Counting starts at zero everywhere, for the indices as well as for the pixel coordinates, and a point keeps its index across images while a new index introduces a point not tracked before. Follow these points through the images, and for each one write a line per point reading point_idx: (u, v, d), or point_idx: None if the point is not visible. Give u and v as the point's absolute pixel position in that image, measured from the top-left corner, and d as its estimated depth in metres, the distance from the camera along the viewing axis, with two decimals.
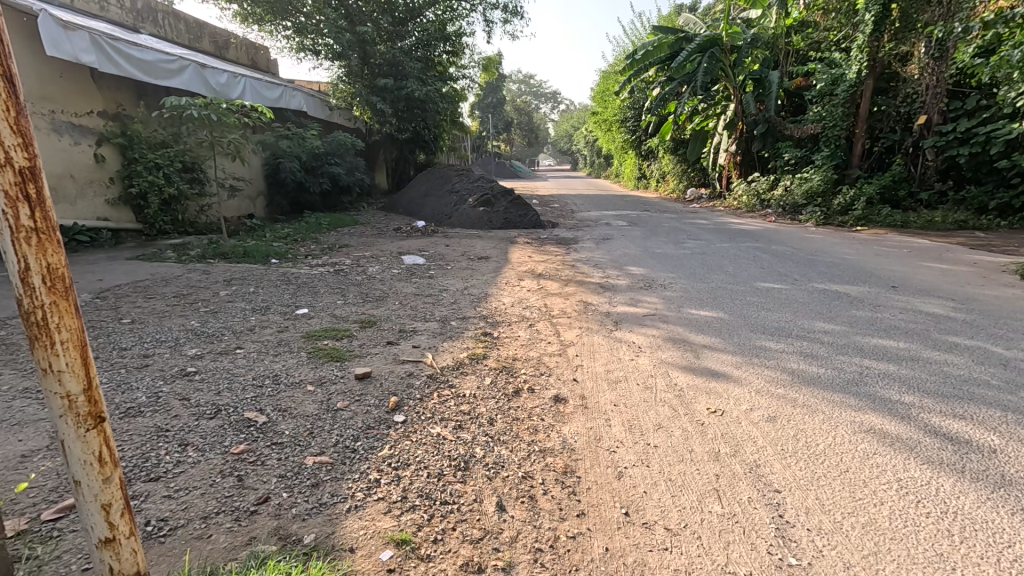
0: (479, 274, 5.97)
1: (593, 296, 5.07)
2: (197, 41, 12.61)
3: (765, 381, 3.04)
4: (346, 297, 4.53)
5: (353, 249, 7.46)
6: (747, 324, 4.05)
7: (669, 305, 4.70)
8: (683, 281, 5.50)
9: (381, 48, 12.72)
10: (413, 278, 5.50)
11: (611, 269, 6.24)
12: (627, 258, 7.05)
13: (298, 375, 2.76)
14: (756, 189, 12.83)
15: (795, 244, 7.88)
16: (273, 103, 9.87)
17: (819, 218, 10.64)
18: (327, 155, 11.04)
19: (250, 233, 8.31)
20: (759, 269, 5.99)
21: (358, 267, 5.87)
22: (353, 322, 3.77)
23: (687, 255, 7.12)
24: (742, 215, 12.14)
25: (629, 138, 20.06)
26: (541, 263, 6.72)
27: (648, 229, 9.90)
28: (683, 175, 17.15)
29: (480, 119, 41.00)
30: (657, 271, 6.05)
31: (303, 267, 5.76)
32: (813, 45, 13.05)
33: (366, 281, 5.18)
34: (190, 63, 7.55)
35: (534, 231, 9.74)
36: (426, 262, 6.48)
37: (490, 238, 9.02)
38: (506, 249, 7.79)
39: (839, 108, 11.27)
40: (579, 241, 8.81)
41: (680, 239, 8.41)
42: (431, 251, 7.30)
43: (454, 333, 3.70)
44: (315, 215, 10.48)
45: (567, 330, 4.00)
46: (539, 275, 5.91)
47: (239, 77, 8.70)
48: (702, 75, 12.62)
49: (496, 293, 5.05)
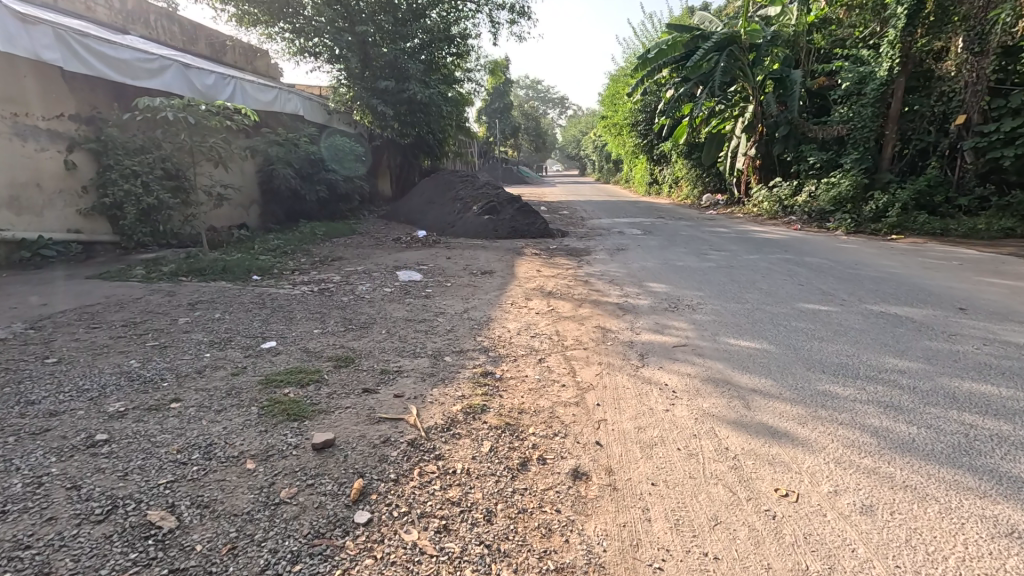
0: (481, 292, 5.34)
1: (610, 320, 4.42)
2: (192, 44, 12.15)
3: (845, 448, 2.35)
4: (326, 324, 3.91)
5: (345, 263, 6.85)
6: (802, 360, 3.37)
7: (701, 332, 4.03)
8: (714, 302, 4.83)
9: (382, 49, 12.21)
10: (408, 298, 4.88)
11: (629, 286, 5.58)
12: (645, 272, 6.39)
13: (237, 445, 2.12)
14: (778, 194, 12.11)
15: (830, 256, 7.15)
16: (266, 107, 9.36)
17: (849, 225, 9.92)
18: (325, 162, 10.49)
19: (238, 245, 7.75)
20: (798, 286, 5.29)
21: (347, 285, 5.26)
22: (328, 359, 3.15)
23: (713, 268, 6.44)
24: (764, 223, 11.43)
25: (640, 142, 19.41)
26: (551, 278, 6.09)
27: (665, 238, 9.23)
28: (698, 180, 16.45)
29: (487, 124, 40.55)
30: (682, 288, 5.38)
31: (286, 286, 5.16)
32: (837, 43, 12.37)
33: (354, 303, 4.57)
34: (171, 63, 7.04)
35: (543, 242, 9.10)
36: (424, 278, 5.86)
37: (495, 249, 8.39)
38: (512, 262, 7.16)
39: (868, 108, 10.56)
40: (591, 252, 8.15)
41: (702, 249, 7.72)
42: (431, 265, 6.68)
43: (447, 373, 3.06)
44: (311, 224, 9.92)
45: (584, 368, 3.34)
46: (548, 294, 5.28)
47: (227, 78, 8.20)
48: (719, 74, 11.95)
49: (501, 317, 4.42)
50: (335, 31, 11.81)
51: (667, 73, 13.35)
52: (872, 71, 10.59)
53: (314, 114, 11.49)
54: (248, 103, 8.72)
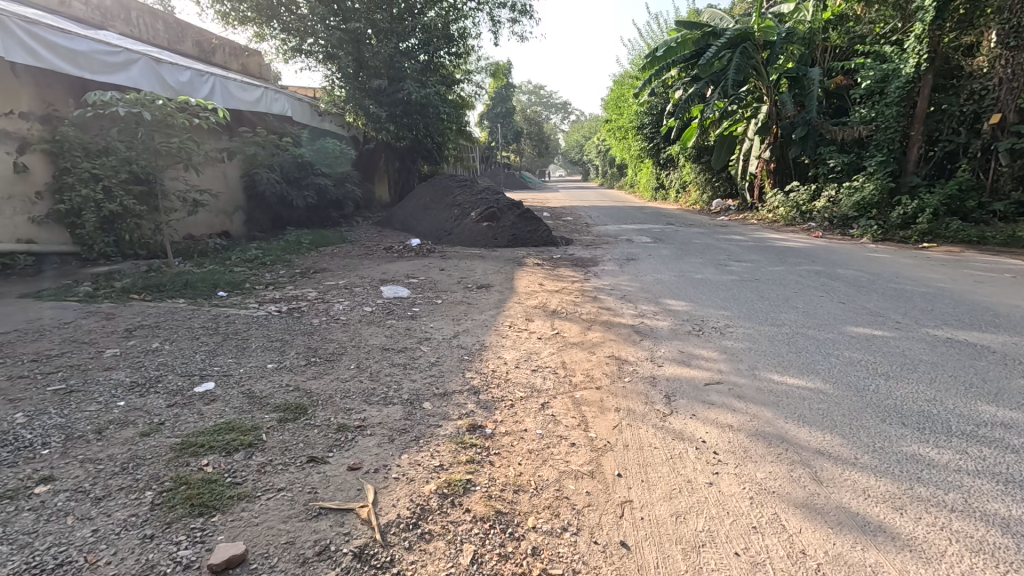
0: (475, 311, 4.69)
1: (625, 347, 3.75)
2: (178, 43, 11.60)
3: (971, 556, 1.67)
4: (286, 356, 3.26)
5: (327, 276, 6.20)
6: (870, 407, 2.69)
7: (735, 365, 3.35)
8: (744, 324, 4.15)
9: (376, 47, 11.62)
10: (390, 320, 4.23)
11: (644, 304, 4.92)
12: (660, 286, 5.72)
13: (100, 568, 1.44)
14: (795, 199, 11.41)
15: (863, 267, 6.47)
16: (249, 107, 8.76)
17: (876, 232, 9.21)
18: (314, 165, 9.88)
19: (213, 255, 7.13)
20: (838, 305, 4.60)
21: (322, 304, 4.60)
22: (274, 408, 2.48)
23: (735, 282, 5.76)
24: (782, 229, 10.75)
25: (646, 146, 18.75)
26: (556, 294, 5.43)
27: (678, 246, 8.56)
28: (707, 185, 15.77)
29: (489, 129, 40.02)
30: (705, 307, 4.70)
31: (252, 305, 4.50)
32: (856, 40, 11.72)
33: (326, 327, 3.91)
34: (138, 57, 6.45)
35: (547, 251, 8.44)
36: (412, 294, 5.21)
37: (494, 258, 7.74)
38: (512, 274, 6.50)
39: (892, 107, 9.88)
40: (599, 262, 7.48)
41: (721, 260, 7.05)
42: (421, 278, 6.03)
43: (422, 430, 2.39)
44: (298, 232, 9.30)
45: (598, 418, 2.66)
46: (553, 313, 4.62)
47: (205, 75, 7.62)
48: (733, 73, 11.28)
49: (496, 343, 3.75)
50: (327, 29, 11.24)
51: (676, 72, 12.71)
52: (896, 68, 9.93)
53: (304, 116, 10.92)
54: (229, 103, 8.14)
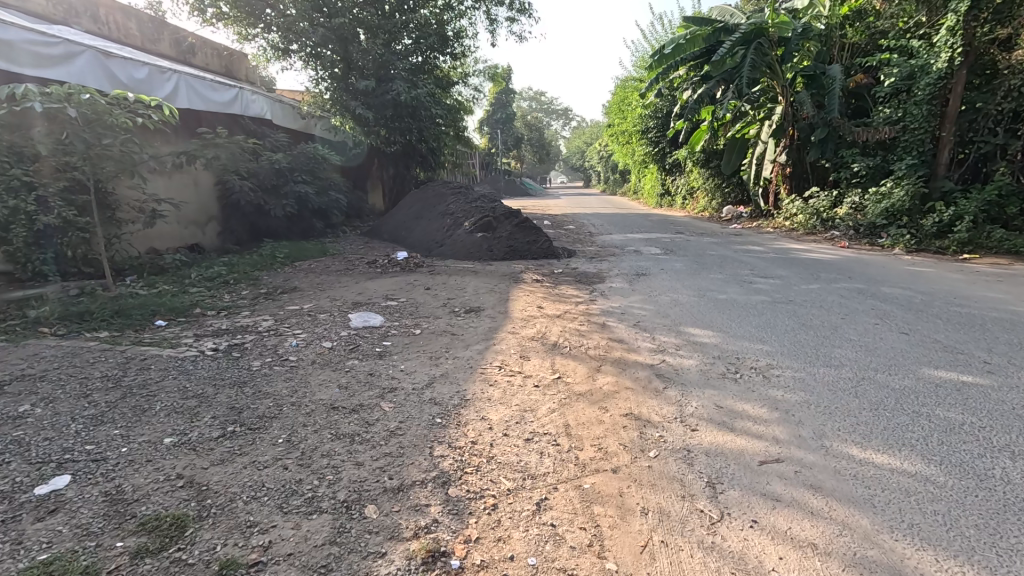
0: (458, 345, 3.88)
1: (646, 401, 2.92)
2: (154, 43, 10.92)
3: None
4: (195, 422, 2.43)
5: (294, 298, 5.41)
6: (1013, 513, 1.85)
7: (796, 431, 2.51)
8: (792, 367, 3.32)
9: (365, 45, 10.93)
10: (351, 360, 3.44)
11: (662, 335, 4.11)
12: (678, 309, 4.90)
13: None
14: (816, 206, 10.54)
15: (909, 284, 5.64)
16: (221, 108, 8.02)
17: (909, 242, 8.36)
18: (294, 172, 9.12)
19: (171, 273, 6.34)
20: (902, 338, 3.76)
21: (273, 338, 3.80)
22: (135, 529, 1.67)
23: (766, 304, 4.95)
24: (802, 238, 9.91)
25: (651, 151, 18.01)
26: (557, 319, 4.63)
27: (692, 259, 7.76)
28: (717, 191, 14.94)
29: (489, 135, 39.36)
30: (738, 340, 3.87)
31: (187, 340, 3.71)
32: (877, 36, 10.91)
33: (266, 373, 3.09)
34: (82, 50, 5.70)
35: (547, 265, 7.63)
36: (386, 321, 4.42)
37: (489, 274, 6.95)
38: (507, 294, 5.70)
39: (922, 107, 9.06)
40: (605, 278, 6.69)
41: (743, 275, 6.25)
42: (402, 300, 5.24)
43: (354, 568, 1.58)
44: (275, 244, 8.51)
45: (617, 532, 1.83)
46: (553, 347, 3.82)
47: (167, 72, 6.88)
48: (748, 70, 10.46)
49: (479, 396, 2.93)
50: (310, 26, 10.57)
51: (685, 71, 11.96)
52: (925, 63, 9.08)
53: (286, 119, 10.17)
54: (196, 104, 7.40)
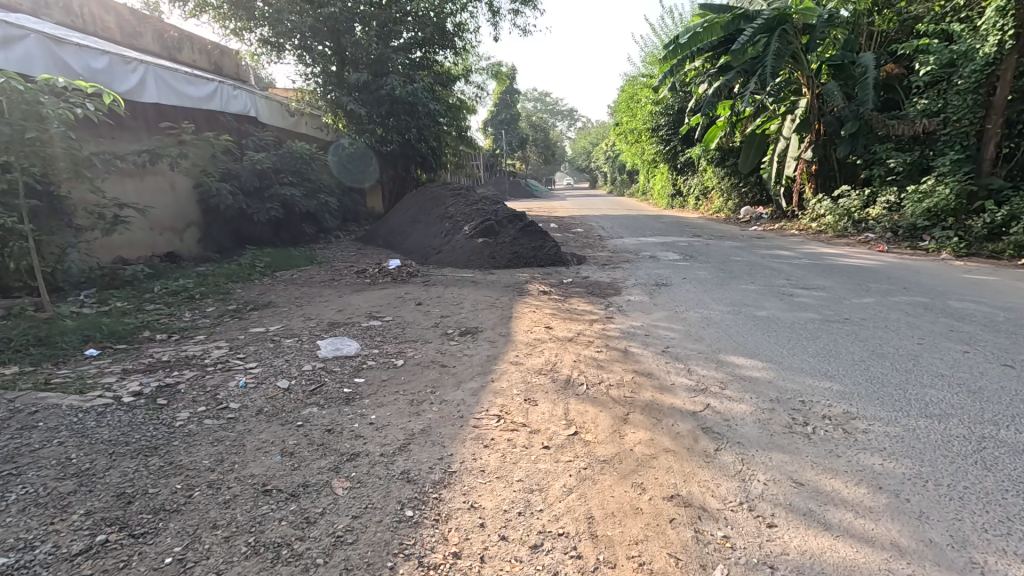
0: (447, 381, 3.13)
1: (696, 475, 2.14)
2: (134, 38, 10.28)
3: None
4: (55, 524, 1.69)
5: (263, 317, 4.69)
6: None
7: (925, 535, 1.74)
8: (880, 420, 2.53)
9: (359, 37, 10.25)
10: (308, 408, 2.70)
11: (700, 367, 3.33)
12: (712, 331, 4.11)
13: None
14: (846, 206, 9.68)
15: (979, 296, 4.81)
16: (196, 104, 7.34)
17: (957, 245, 7.49)
18: (280, 174, 8.42)
19: (131, 287, 5.64)
20: (1010, 374, 2.95)
21: (219, 374, 3.08)
22: None
23: (817, 323, 4.16)
24: (833, 241, 9.06)
25: (662, 149, 17.19)
26: (570, 344, 3.87)
27: (715, 266, 6.98)
28: (733, 191, 14.10)
29: (493, 136, 38.78)
30: (796, 376, 3.08)
31: (109, 378, 2.99)
32: (909, 22, 9.99)
33: (189, 434, 2.34)
34: (26, 35, 5.04)
35: (554, 274, 6.87)
36: (363, 348, 3.69)
37: (489, 285, 6.20)
38: (510, 310, 4.95)
39: (966, 96, 8.18)
40: (621, 289, 5.93)
41: (780, 285, 5.47)
42: (386, 319, 4.51)
43: None
44: (257, 252, 7.80)
45: None
46: (565, 385, 3.07)
47: (131, 61, 6.23)
48: (772, 59, 9.56)
49: (467, 467, 2.17)
50: (299, 17, 9.88)
51: (701, 62, 11.12)
52: (968, 48, 8.10)
53: (273, 117, 9.45)
54: (167, 99, 6.73)
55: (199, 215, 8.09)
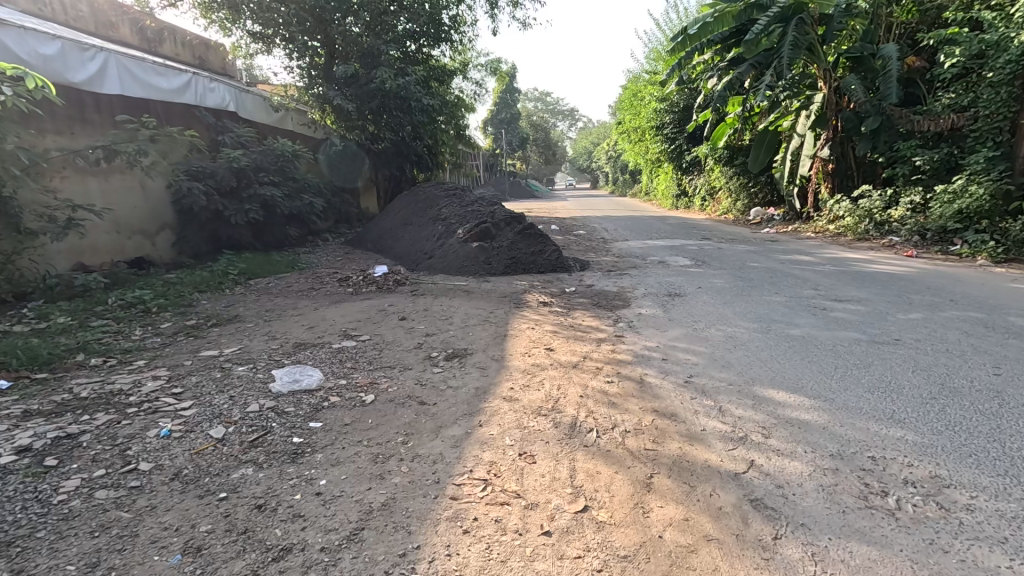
0: (423, 427, 2.52)
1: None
2: (111, 29, 9.69)
3: None
4: None
5: (222, 335, 4.10)
6: None
7: None
8: (984, 491, 1.93)
9: (348, 28, 9.66)
10: (240, 470, 2.10)
11: (735, 407, 2.72)
12: (741, 354, 3.51)
13: None
14: (867, 207, 9.06)
15: None
16: (167, 96, 6.77)
17: (994, 249, 6.87)
18: (260, 173, 7.82)
19: (82, 299, 5.06)
20: None
21: (139, 418, 2.48)
22: None
23: (865, 344, 3.55)
24: (854, 245, 8.45)
25: (667, 147, 16.58)
26: (574, 371, 3.27)
27: (732, 273, 6.38)
28: (742, 192, 13.47)
29: (494, 136, 38.27)
30: (858, 422, 2.48)
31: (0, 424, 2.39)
32: (933, 12, 9.31)
33: (64, 518, 1.75)
34: None
35: (556, 282, 6.27)
36: (328, 378, 3.09)
37: (483, 295, 5.60)
38: (505, 326, 4.35)
39: (999, 89, 7.57)
40: (630, 300, 5.33)
41: (810, 298, 4.86)
42: (362, 339, 3.91)
43: None
44: (234, 258, 7.19)
45: None
46: (569, 433, 2.47)
47: (89, 48, 5.66)
48: (789, 50, 8.91)
49: (438, 573, 1.57)
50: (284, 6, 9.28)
51: (711, 55, 10.52)
52: (1001, 38, 7.46)
53: (256, 113, 8.86)
54: (131, 90, 6.17)
55: (172, 218, 7.49)
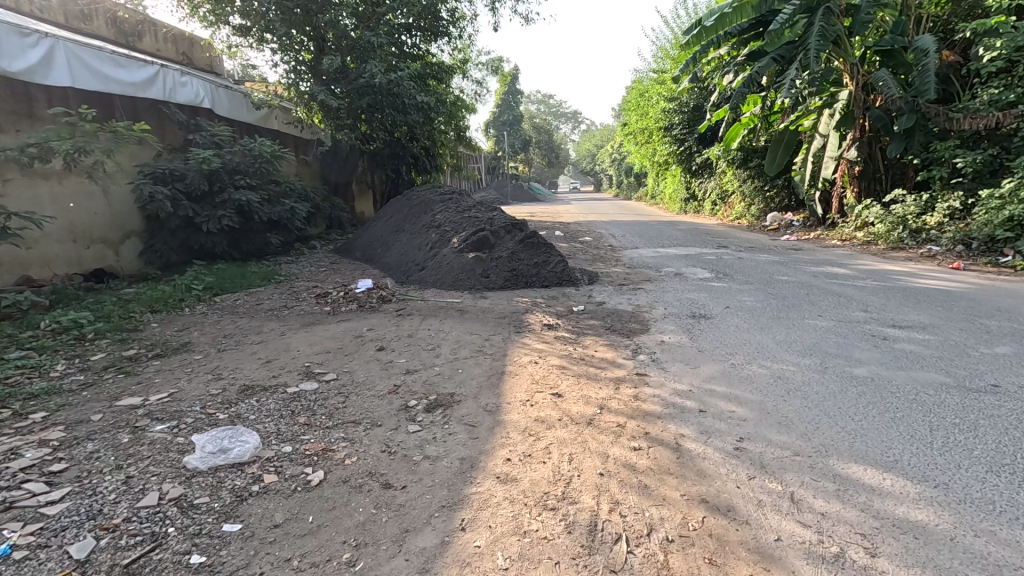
0: (382, 534, 1.80)
1: None
2: (84, 21, 9.03)
3: None
4: None
5: (158, 372, 3.38)
6: None
7: None
8: None
9: (338, 20, 8.97)
10: None
11: (814, 496, 1.99)
12: (801, 405, 2.76)
13: None
14: (900, 213, 8.30)
15: None
16: (129, 90, 6.13)
17: None
18: (236, 175, 7.12)
19: (10, 320, 4.35)
20: None
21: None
22: None
23: (957, 391, 2.81)
24: (887, 255, 7.69)
25: (675, 149, 15.88)
26: (590, 430, 2.55)
27: (761, 289, 5.64)
28: (757, 195, 12.74)
29: (496, 138, 37.72)
30: (1000, 531, 1.74)
31: None
32: (968, 2, 8.57)
33: None
34: None
35: (562, 298, 5.55)
36: (268, 442, 2.38)
37: (479, 315, 4.89)
38: (503, 359, 3.63)
39: None
40: (648, 322, 4.60)
41: (863, 324, 4.11)
42: (326, 380, 3.18)
43: None
44: (204, 269, 6.48)
45: None
46: (590, 550, 1.72)
47: (32, 33, 5.02)
48: (816, 40, 8.13)
49: None
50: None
51: (727, 50, 9.81)
52: None
53: (235, 110, 8.19)
54: (85, 82, 5.52)
55: (139, 225, 6.79)
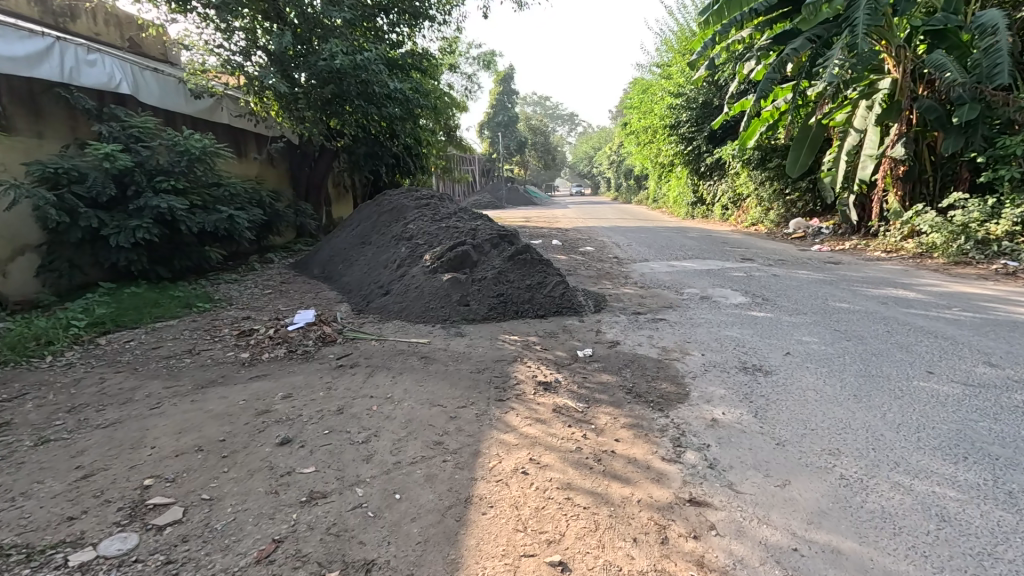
0: None
1: None
2: None
3: None
4: None
5: None
6: None
7: None
8: None
9: None
10: None
11: None
12: None
13: None
14: (961, 220, 7.01)
15: None
16: (13, 70, 4.93)
17: None
18: (157, 176, 5.77)
19: None
20: None
21: None
22: None
23: None
24: (952, 271, 6.41)
25: (683, 148, 14.61)
26: None
27: (821, 322, 4.33)
28: (778, 199, 11.45)
29: (490, 140, 36.43)
30: None
31: None
32: None
33: None
34: None
35: (562, 336, 4.22)
36: None
37: (449, 365, 3.55)
38: (473, 463, 2.29)
39: None
40: (686, 380, 3.27)
41: (1011, 393, 2.76)
42: (154, 530, 1.82)
43: None
44: (108, 294, 5.13)
45: None
46: None
47: None
48: (865, 15, 6.81)
49: None
50: None
51: (749, 33, 8.54)
52: None
53: (168, 98, 6.88)
54: None
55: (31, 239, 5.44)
